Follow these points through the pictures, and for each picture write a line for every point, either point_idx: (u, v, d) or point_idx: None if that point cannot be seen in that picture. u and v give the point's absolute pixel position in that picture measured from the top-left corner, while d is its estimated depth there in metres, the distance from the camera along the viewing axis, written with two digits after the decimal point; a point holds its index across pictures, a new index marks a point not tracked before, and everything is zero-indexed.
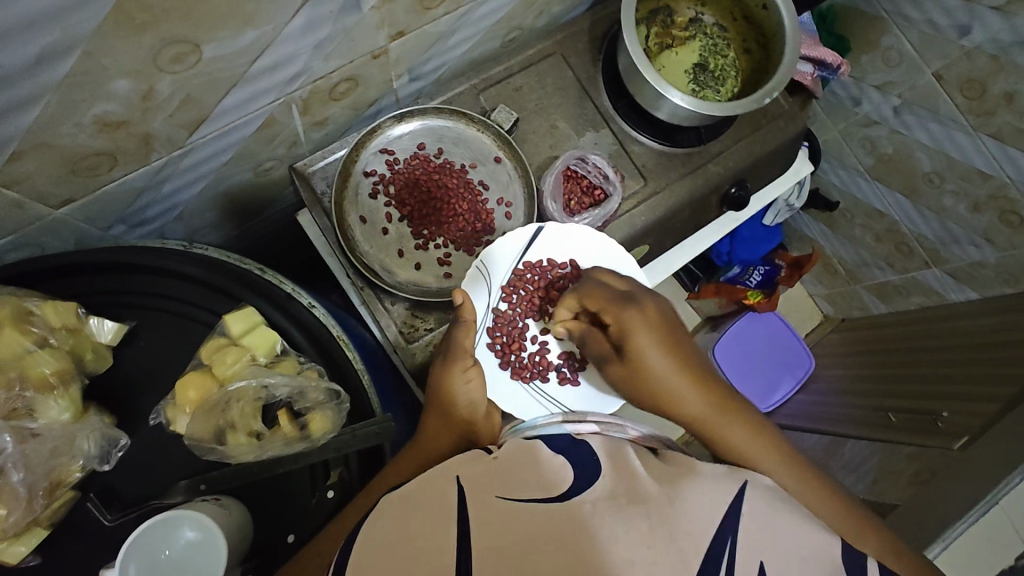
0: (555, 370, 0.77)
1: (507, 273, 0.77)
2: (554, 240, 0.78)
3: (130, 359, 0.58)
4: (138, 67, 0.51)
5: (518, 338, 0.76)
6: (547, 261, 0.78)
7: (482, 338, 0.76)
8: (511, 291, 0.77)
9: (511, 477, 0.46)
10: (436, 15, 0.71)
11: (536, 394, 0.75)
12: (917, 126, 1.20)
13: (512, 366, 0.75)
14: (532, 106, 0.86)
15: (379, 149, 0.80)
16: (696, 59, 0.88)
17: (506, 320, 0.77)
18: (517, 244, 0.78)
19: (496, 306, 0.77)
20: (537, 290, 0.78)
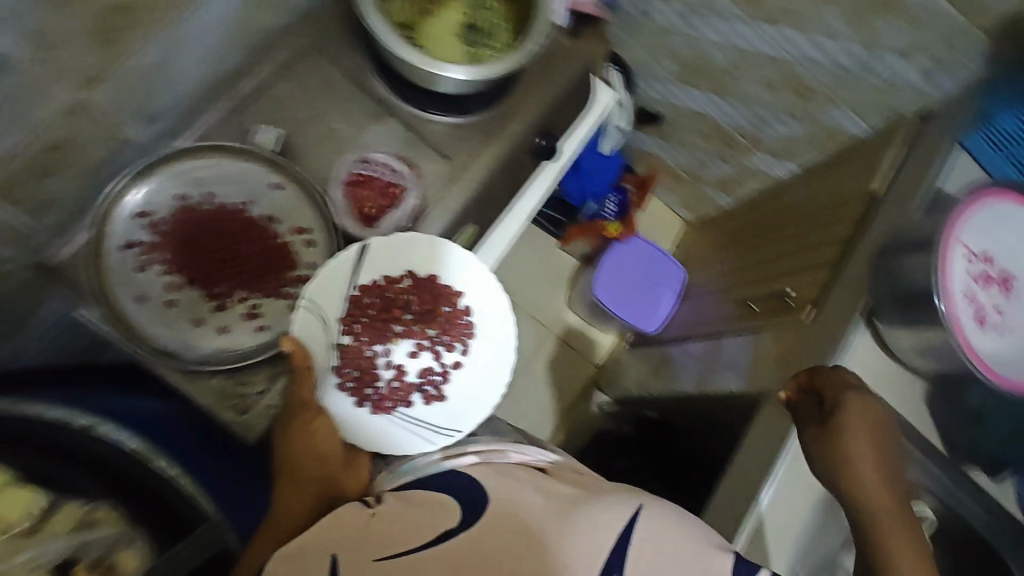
0: (416, 392, 0.74)
1: (341, 304, 0.72)
2: (384, 255, 0.73)
3: None
4: None
5: (370, 368, 0.73)
6: (383, 280, 0.73)
7: (331, 380, 0.71)
8: (350, 321, 0.72)
9: (394, 532, 0.58)
10: (131, 45, 0.60)
11: (401, 423, 0.72)
12: (703, 26, 1.20)
13: (371, 400, 0.72)
14: (301, 115, 0.77)
15: (130, 214, 0.69)
16: (461, 19, 0.82)
17: (353, 354, 0.72)
18: (345, 271, 0.71)
19: (338, 341, 0.71)
20: (379, 310, 0.73)
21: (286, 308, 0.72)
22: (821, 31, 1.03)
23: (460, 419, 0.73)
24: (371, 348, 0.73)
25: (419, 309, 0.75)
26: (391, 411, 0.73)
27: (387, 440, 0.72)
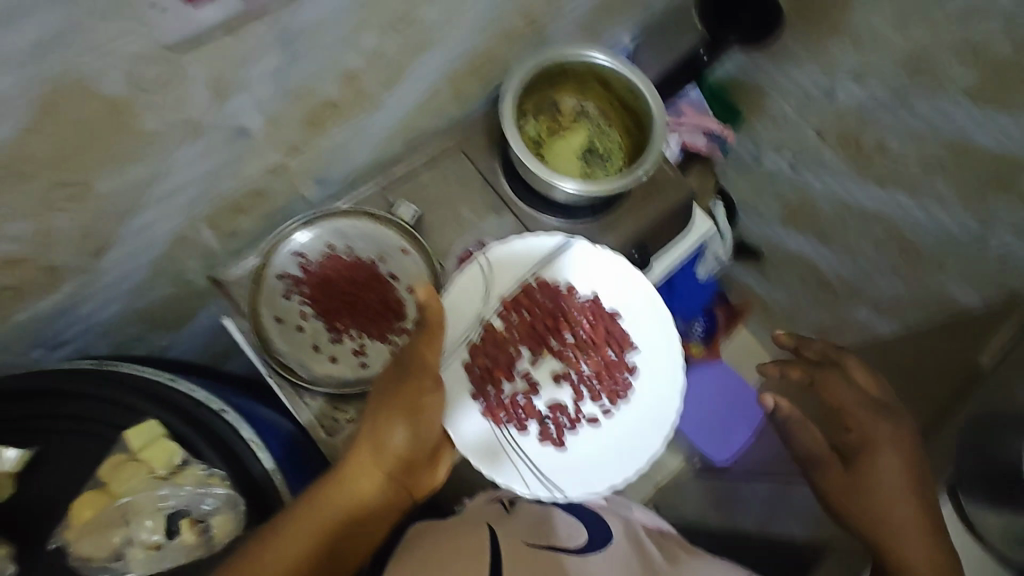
0: (538, 420, 0.79)
1: (511, 287, 0.82)
2: (580, 268, 0.84)
3: (32, 484, 0.59)
4: (31, 210, 0.57)
5: (503, 365, 0.80)
6: (565, 288, 0.83)
7: (461, 356, 0.79)
8: (514, 310, 0.81)
9: (535, 530, 0.75)
10: (330, 130, 0.78)
11: (503, 440, 0.76)
12: (812, 177, 1.31)
13: (484, 400, 0.78)
14: (438, 199, 0.92)
15: (290, 252, 0.84)
16: (583, 143, 0.97)
17: (497, 345, 0.80)
18: (534, 261, 0.83)
19: (489, 320, 0.81)
20: (548, 313, 0.83)
21: (387, 352, 0.83)
22: (931, 197, 1.11)
23: (562, 478, 0.76)
24: (517, 347, 0.81)
25: (585, 335, 0.83)
26: (498, 422, 0.77)
27: (482, 446, 0.76)
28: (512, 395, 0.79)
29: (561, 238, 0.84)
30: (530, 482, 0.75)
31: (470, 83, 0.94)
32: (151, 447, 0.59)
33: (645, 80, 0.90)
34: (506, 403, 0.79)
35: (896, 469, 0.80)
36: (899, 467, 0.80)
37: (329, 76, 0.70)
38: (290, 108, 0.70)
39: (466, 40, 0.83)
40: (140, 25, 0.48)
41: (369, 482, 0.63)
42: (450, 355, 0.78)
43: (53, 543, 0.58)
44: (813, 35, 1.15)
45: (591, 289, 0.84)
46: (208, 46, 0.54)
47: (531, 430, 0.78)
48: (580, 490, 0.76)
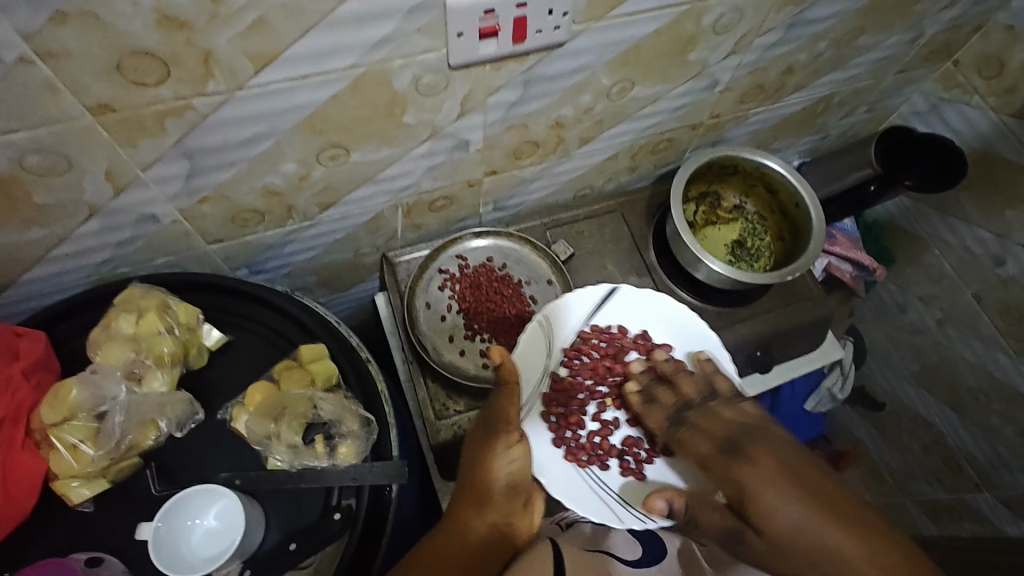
0: (616, 456, 0.79)
1: (568, 338, 0.84)
2: (623, 308, 0.86)
3: (220, 365, 0.72)
4: (304, 158, 0.73)
5: (573, 411, 0.80)
6: (615, 330, 0.85)
7: (537, 405, 0.80)
8: (574, 358, 0.82)
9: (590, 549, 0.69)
10: (524, 164, 0.92)
11: (587, 477, 0.77)
12: (960, 340, 1.26)
13: (566, 446, 0.78)
14: (589, 247, 1.02)
15: (455, 254, 0.97)
16: (734, 237, 1.03)
17: (567, 391, 0.81)
18: (584, 309, 0.85)
19: (555, 370, 0.82)
20: (606, 359, 0.83)
21: None
22: None
23: (650, 508, 0.75)
24: (586, 395, 0.82)
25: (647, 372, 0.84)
26: (581, 464, 0.77)
27: (573, 490, 0.75)
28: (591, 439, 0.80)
29: (606, 287, 0.86)
30: (623, 517, 0.74)
31: (645, 159, 1.05)
32: (317, 362, 0.69)
33: (812, 192, 0.94)
34: (586, 445, 0.79)
35: (772, 470, 0.66)
36: (793, 508, 0.61)
37: (543, 120, 0.83)
38: (505, 137, 0.84)
39: (657, 121, 0.94)
40: (442, 45, 0.64)
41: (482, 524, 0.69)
42: (527, 408, 0.80)
43: (221, 414, 0.68)
44: (990, 201, 1.12)
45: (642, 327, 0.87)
46: (475, 71, 0.69)
47: (612, 468, 0.78)
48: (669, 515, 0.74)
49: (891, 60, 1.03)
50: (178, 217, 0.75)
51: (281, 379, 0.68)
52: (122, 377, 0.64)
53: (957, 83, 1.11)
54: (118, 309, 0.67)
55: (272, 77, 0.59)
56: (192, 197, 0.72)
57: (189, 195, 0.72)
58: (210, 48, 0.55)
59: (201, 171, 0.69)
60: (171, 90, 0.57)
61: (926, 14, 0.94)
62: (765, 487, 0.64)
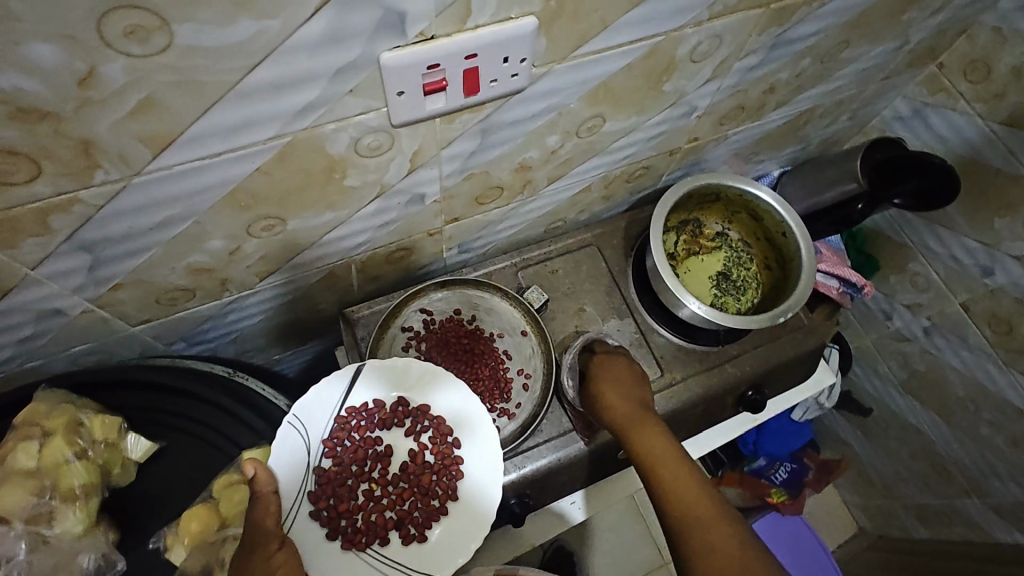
0: (397, 527, 0.66)
1: (326, 427, 0.67)
2: (373, 380, 0.69)
3: (151, 480, 0.62)
4: (233, 232, 0.63)
5: (347, 499, 0.66)
6: (374, 404, 0.69)
7: (305, 503, 0.64)
8: (330, 448, 0.66)
9: None
10: (488, 209, 0.83)
11: (370, 560, 0.64)
12: (948, 349, 1.23)
13: (342, 534, 0.64)
14: (565, 289, 0.94)
15: (419, 308, 0.87)
16: (719, 268, 0.96)
17: (330, 480, 0.66)
18: (332, 392, 0.68)
19: (317, 464, 0.65)
20: (365, 438, 0.68)
21: None
22: None
23: (435, 563, 0.64)
24: (353, 479, 0.67)
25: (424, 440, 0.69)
26: (360, 548, 0.64)
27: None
28: (361, 523, 0.66)
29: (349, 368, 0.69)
30: None
31: (620, 188, 0.97)
32: None
33: (798, 220, 0.88)
34: (363, 525, 0.65)
35: (677, 452, 0.71)
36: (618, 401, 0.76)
37: (507, 165, 0.74)
38: (466, 186, 0.75)
39: (632, 152, 0.87)
40: (381, 104, 0.54)
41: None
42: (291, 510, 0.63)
43: (154, 543, 0.59)
44: (979, 210, 1.07)
45: (394, 395, 0.70)
46: (424, 127, 0.60)
47: (393, 541, 0.65)
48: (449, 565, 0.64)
49: (875, 69, 0.97)
50: (90, 306, 0.64)
51: (222, 499, 0.59)
52: (24, 528, 0.53)
53: (943, 88, 1.06)
54: (16, 435, 0.56)
55: (175, 159, 0.49)
56: (103, 285, 0.62)
57: (98, 284, 0.61)
58: (90, 137, 0.45)
59: (107, 260, 0.58)
60: (49, 186, 0.47)
61: (914, 22, 0.87)
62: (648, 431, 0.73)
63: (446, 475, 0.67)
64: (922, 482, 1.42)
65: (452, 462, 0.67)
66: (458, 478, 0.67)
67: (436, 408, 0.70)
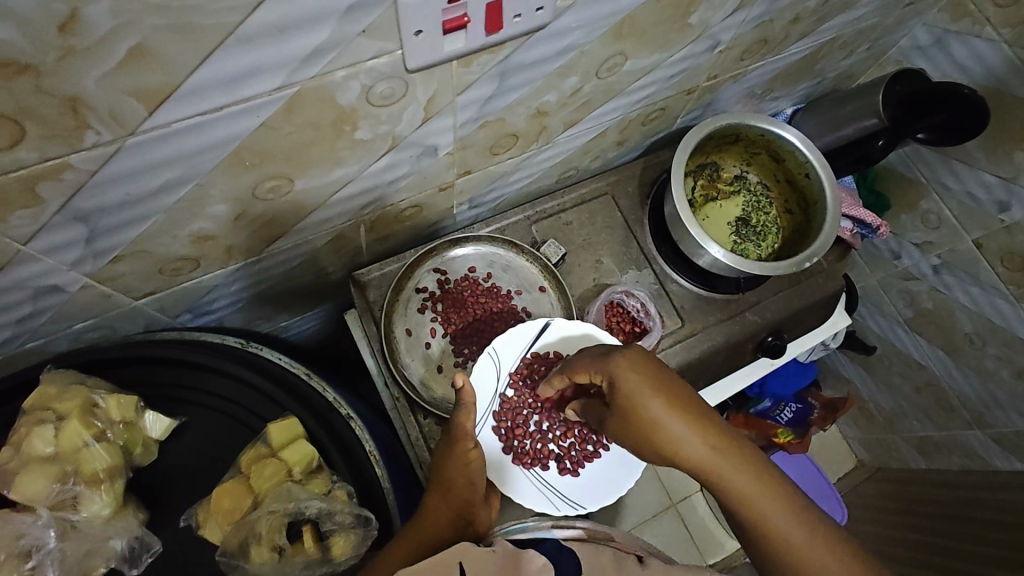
0: (555, 458, 0.77)
1: (514, 363, 0.78)
2: (561, 334, 0.79)
3: (173, 457, 0.60)
4: (238, 195, 0.58)
5: (523, 424, 0.78)
6: (554, 355, 0.78)
7: (489, 422, 0.77)
8: (518, 380, 0.78)
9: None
10: (502, 159, 0.78)
11: (535, 479, 0.76)
12: (957, 286, 1.22)
13: (514, 451, 0.76)
14: (580, 241, 0.90)
15: (432, 267, 0.84)
16: (738, 213, 0.93)
17: (510, 407, 0.78)
18: (526, 337, 0.78)
19: (502, 393, 0.78)
20: (548, 378, 0.78)
21: None
22: None
23: (584, 495, 0.77)
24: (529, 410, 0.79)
25: None
26: (525, 467, 0.76)
27: (519, 485, 0.75)
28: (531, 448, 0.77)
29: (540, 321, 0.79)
30: (558, 503, 0.74)
31: (635, 132, 0.92)
32: (291, 447, 0.58)
33: (823, 160, 0.84)
34: (530, 449, 0.77)
35: (762, 482, 0.54)
36: (687, 435, 0.55)
37: (524, 111, 0.69)
38: (480, 135, 0.70)
39: (650, 93, 0.82)
40: (396, 47, 0.49)
41: (450, 510, 0.56)
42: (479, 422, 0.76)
43: (184, 521, 0.57)
44: (999, 143, 1.03)
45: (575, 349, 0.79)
46: (439, 72, 0.55)
47: (551, 469, 0.77)
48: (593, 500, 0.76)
49: None
50: (89, 281, 0.60)
51: (252, 475, 0.57)
52: (50, 515, 0.52)
53: (966, 13, 1.01)
54: (28, 420, 0.53)
55: (172, 117, 0.44)
56: (101, 258, 0.58)
57: (97, 257, 0.57)
58: (77, 94, 0.40)
59: (104, 231, 0.54)
60: (35, 151, 0.42)
61: None
62: (728, 467, 0.54)
63: None
64: (924, 416, 1.45)
65: None
66: None
67: None
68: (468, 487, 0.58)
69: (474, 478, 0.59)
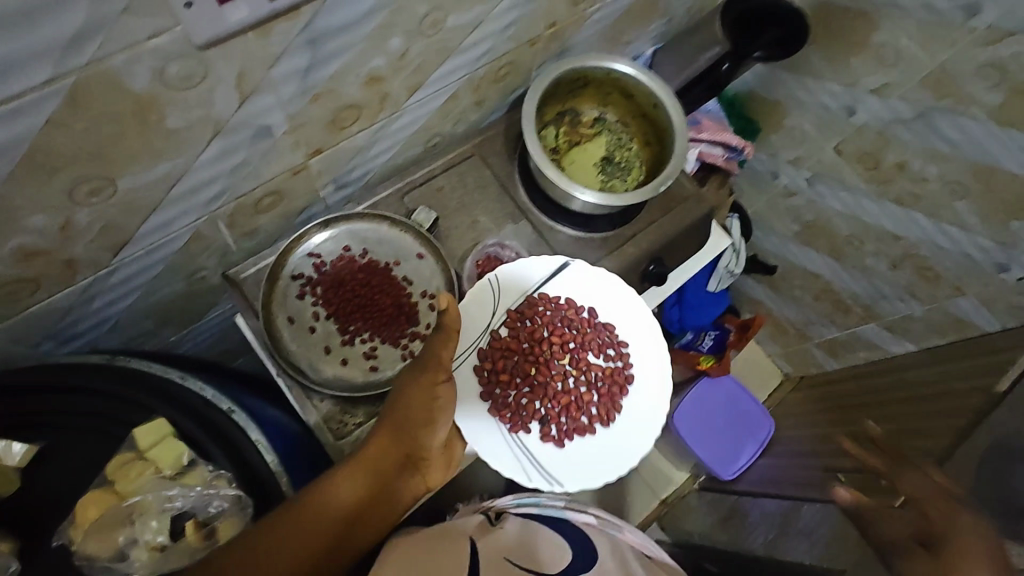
0: (540, 421, 0.77)
1: (516, 301, 0.81)
2: (572, 282, 0.84)
3: (38, 483, 0.58)
4: (54, 203, 0.56)
5: (510, 372, 0.78)
6: (564, 302, 0.82)
7: (472, 360, 0.78)
8: (516, 322, 0.80)
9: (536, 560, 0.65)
10: (351, 133, 0.78)
11: (514, 443, 0.75)
12: (830, 194, 1.31)
13: (493, 401, 0.76)
14: (454, 204, 0.92)
15: (305, 253, 0.84)
16: (602, 153, 0.97)
17: (500, 349, 0.79)
18: (541, 275, 0.83)
19: (494, 330, 0.80)
20: (551, 325, 0.81)
21: (398, 358, 0.82)
22: (951, 221, 1.11)
23: (563, 473, 0.75)
24: (522, 355, 0.80)
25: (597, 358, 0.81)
26: (503, 423, 0.75)
27: (491, 446, 0.74)
28: (517, 401, 0.77)
29: (559, 260, 0.84)
30: (534, 477, 0.73)
31: (491, 91, 0.94)
32: (158, 447, 0.58)
33: (666, 90, 0.88)
34: (512, 403, 0.77)
35: None
36: None
37: (355, 79, 0.70)
38: (316, 109, 0.70)
39: (489, 48, 0.83)
40: (173, 23, 0.48)
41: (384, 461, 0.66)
42: (459, 361, 0.78)
43: (57, 540, 0.56)
44: (835, 52, 1.11)
45: (588, 303, 0.84)
46: (237, 46, 0.54)
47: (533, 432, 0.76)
48: (579, 481, 0.74)
49: None
50: None
51: (118, 480, 0.57)
52: None
53: None
54: None
55: None
56: None
57: None
58: None
59: None
60: None
61: None
62: None
63: (606, 401, 0.78)
64: (827, 319, 1.54)
65: (617, 390, 0.79)
66: (615, 410, 0.79)
67: (618, 333, 0.83)
68: (424, 426, 0.67)
69: (431, 417, 0.68)
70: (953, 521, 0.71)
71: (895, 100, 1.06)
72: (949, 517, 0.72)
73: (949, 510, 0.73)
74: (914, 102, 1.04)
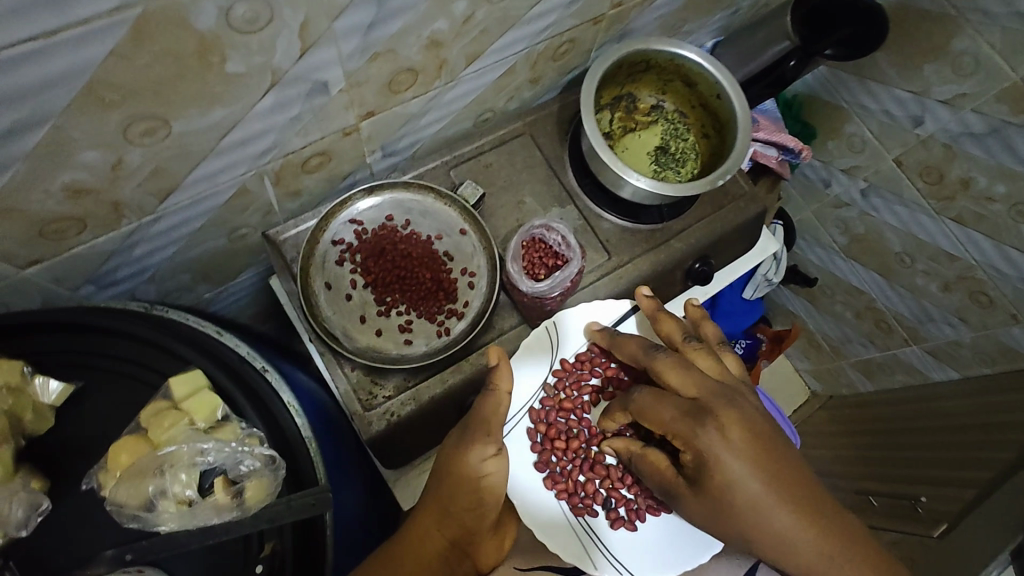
0: (604, 501, 0.77)
1: (577, 348, 0.82)
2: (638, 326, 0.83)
3: (72, 423, 0.58)
4: (107, 140, 0.55)
5: (566, 437, 0.78)
6: None
7: (525, 421, 0.78)
8: (578, 383, 0.81)
9: None
10: (406, 98, 0.76)
11: (580, 528, 0.75)
12: (884, 208, 1.26)
13: (549, 470, 0.77)
14: (501, 182, 0.89)
15: (347, 219, 0.83)
16: (657, 142, 0.94)
17: (551, 407, 0.79)
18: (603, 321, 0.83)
19: (546, 380, 0.80)
20: (613, 378, 0.82)
21: (434, 333, 0.82)
22: (1016, 244, 1.04)
23: (634, 560, 0.74)
24: (574, 418, 0.80)
25: None
26: (560, 494, 0.76)
27: (550, 526, 0.74)
28: (573, 474, 0.77)
29: (625, 305, 0.83)
30: (600, 563, 0.73)
31: (548, 69, 0.91)
32: (193, 398, 0.57)
33: (731, 81, 0.85)
34: (568, 472, 0.77)
35: (767, 499, 0.61)
36: (748, 474, 0.61)
37: (415, 41, 0.67)
38: (374, 69, 0.68)
39: (553, 21, 0.80)
40: None
41: (435, 545, 0.67)
42: (515, 416, 0.78)
43: (87, 484, 0.55)
44: (908, 56, 1.06)
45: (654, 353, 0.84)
46: None
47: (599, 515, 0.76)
48: (648, 570, 0.73)
49: None
50: None
51: (151, 428, 0.56)
52: None
53: None
54: None
55: None
56: None
57: None
58: None
59: None
60: None
61: None
62: (751, 484, 0.61)
63: None
64: (866, 339, 1.49)
65: None
66: None
67: None
68: (474, 508, 0.68)
69: (479, 504, 0.68)
70: (721, 464, 0.61)
71: (969, 112, 1.01)
72: (788, 498, 0.61)
73: (767, 473, 0.61)
74: (989, 116, 0.98)
